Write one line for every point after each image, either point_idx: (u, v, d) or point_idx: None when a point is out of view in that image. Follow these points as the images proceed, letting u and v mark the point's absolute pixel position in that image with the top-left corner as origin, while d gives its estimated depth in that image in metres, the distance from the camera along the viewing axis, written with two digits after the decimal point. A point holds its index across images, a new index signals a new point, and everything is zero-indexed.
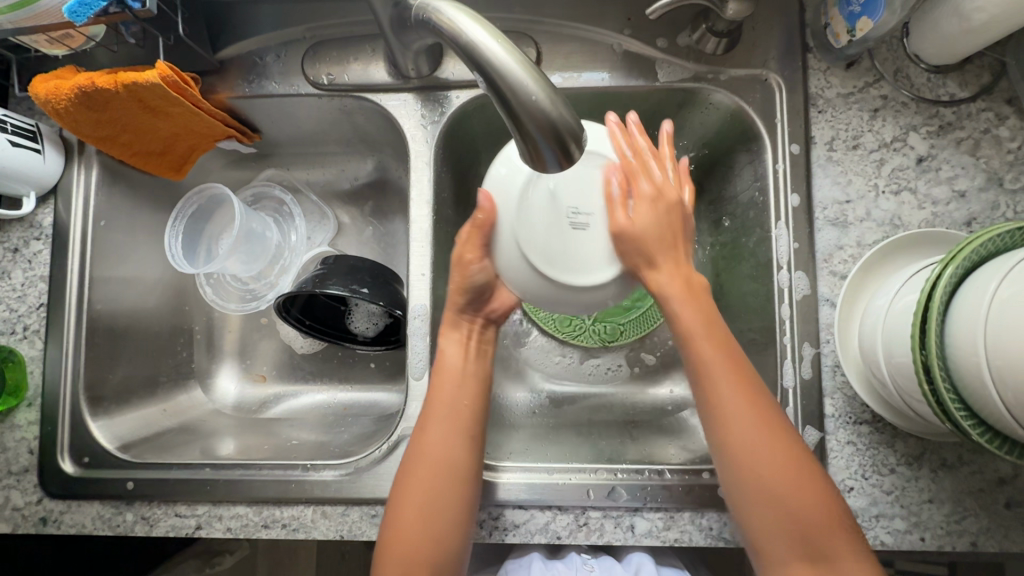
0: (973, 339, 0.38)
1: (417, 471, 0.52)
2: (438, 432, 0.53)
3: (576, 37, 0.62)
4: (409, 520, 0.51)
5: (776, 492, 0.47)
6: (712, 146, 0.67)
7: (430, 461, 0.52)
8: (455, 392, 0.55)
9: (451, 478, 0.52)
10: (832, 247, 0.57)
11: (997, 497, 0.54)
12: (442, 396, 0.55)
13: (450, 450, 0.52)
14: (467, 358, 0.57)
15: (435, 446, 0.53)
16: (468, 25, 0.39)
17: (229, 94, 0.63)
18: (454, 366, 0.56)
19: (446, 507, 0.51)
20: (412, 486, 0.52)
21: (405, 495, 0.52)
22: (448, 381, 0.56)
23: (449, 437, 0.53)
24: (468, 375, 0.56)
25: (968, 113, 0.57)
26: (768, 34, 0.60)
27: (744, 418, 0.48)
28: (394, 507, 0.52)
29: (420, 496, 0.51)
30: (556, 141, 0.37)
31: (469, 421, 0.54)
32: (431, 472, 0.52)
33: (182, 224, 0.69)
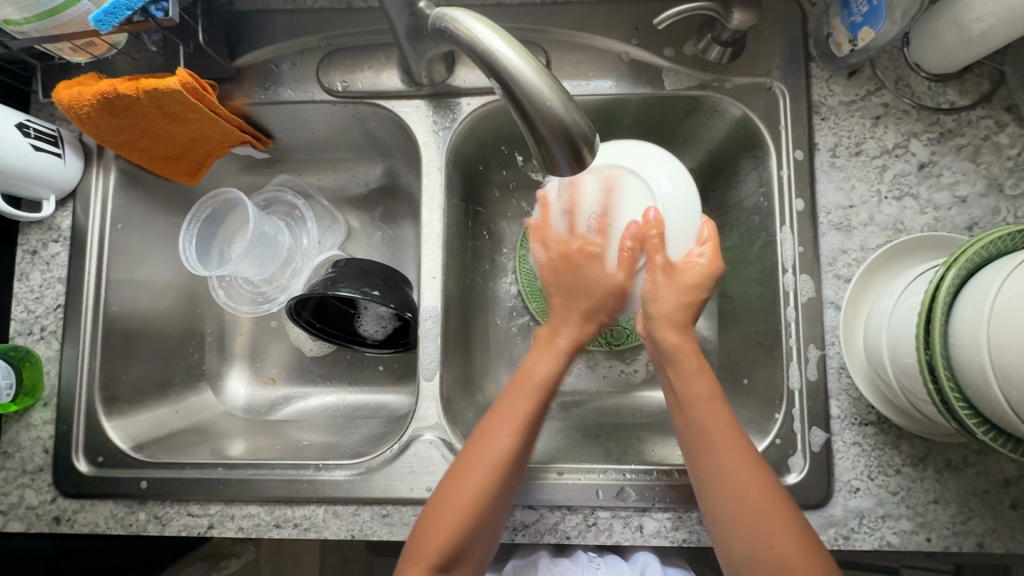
0: (977, 339, 0.39)
1: (474, 472, 0.50)
2: (504, 439, 0.52)
3: (585, 46, 0.63)
4: (455, 513, 0.49)
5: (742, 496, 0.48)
6: (717, 153, 0.68)
7: (489, 458, 0.51)
8: (535, 399, 0.54)
9: (506, 485, 0.51)
10: (836, 250, 0.58)
11: (1002, 498, 0.54)
12: (521, 401, 0.54)
13: (516, 452, 0.51)
14: (553, 367, 0.56)
15: (498, 443, 0.51)
16: (484, 33, 0.40)
17: (245, 101, 0.65)
18: (544, 370, 0.56)
19: (493, 505, 0.50)
20: (465, 478, 0.50)
21: (461, 485, 0.50)
22: (526, 385, 0.55)
23: (515, 444, 0.52)
24: (548, 383, 0.55)
25: (968, 120, 0.59)
26: (772, 44, 0.62)
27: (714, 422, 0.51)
28: (441, 499, 0.50)
29: (474, 490, 0.50)
30: (569, 145, 0.39)
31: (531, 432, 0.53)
32: (492, 468, 0.50)
33: (196, 227, 0.71)
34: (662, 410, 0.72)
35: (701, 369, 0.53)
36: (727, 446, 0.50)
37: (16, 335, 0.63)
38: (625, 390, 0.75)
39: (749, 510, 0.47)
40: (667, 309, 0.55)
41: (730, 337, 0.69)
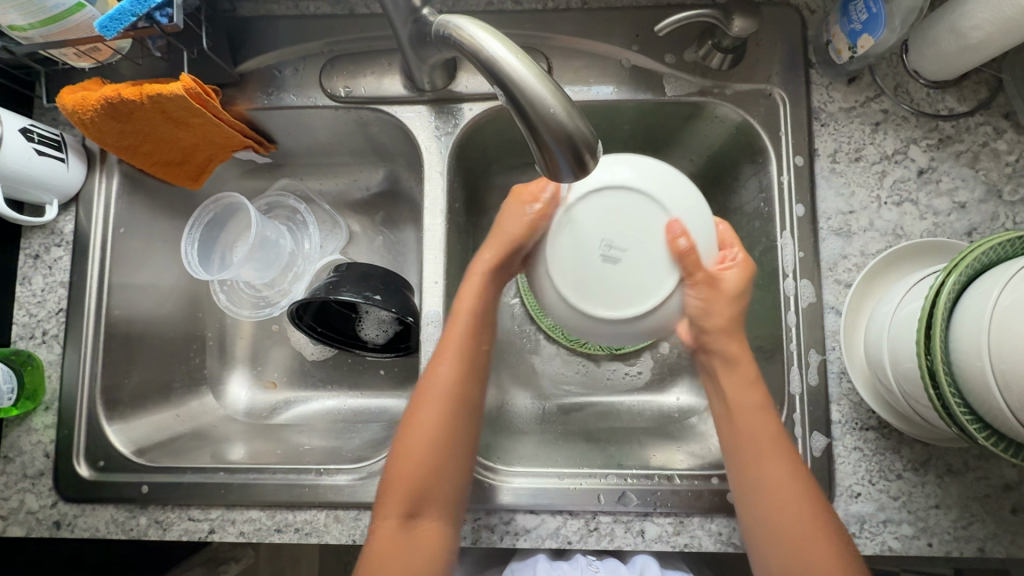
0: (978, 345, 0.39)
1: (425, 407, 0.55)
2: (448, 371, 0.56)
3: (586, 52, 0.64)
4: (417, 448, 0.54)
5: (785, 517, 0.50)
6: (717, 158, 0.69)
7: (436, 394, 0.55)
8: (468, 330, 0.58)
9: (457, 410, 0.55)
10: (836, 256, 0.59)
11: (1002, 502, 0.55)
12: (457, 331, 0.58)
13: (459, 383, 0.56)
14: (482, 295, 0.59)
15: (442, 378, 0.56)
16: (488, 41, 0.41)
17: (248, 106, 0.65)
18: (473, 304, 0.59)
19: (454, 439, 0.54)
20: (420, 417, 0.55)
21: (416, 423, 0.55)
22: (461, 325, 0.58)
23: (458, 373, 0.56)
24: (483, 315, 0.59)
25: (967, 127, 0.59)
26: (772, 50, 0.62)
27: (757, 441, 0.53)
28: (402, 439, 0.55)
29: (430, 425, 0.54)
30: (571, 152, 0.39)
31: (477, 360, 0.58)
32: (440, 402, 0.55)
33: (198, 232, 0.71)
34: (662, 415, 0.72)
35: (754, 383, 0.55)
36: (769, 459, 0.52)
37: (17, 339, 0.63)
38: (625, 395, 0.75)
39: (789, 524, 0.50)
40: (719, 321, 0.55)
41: None
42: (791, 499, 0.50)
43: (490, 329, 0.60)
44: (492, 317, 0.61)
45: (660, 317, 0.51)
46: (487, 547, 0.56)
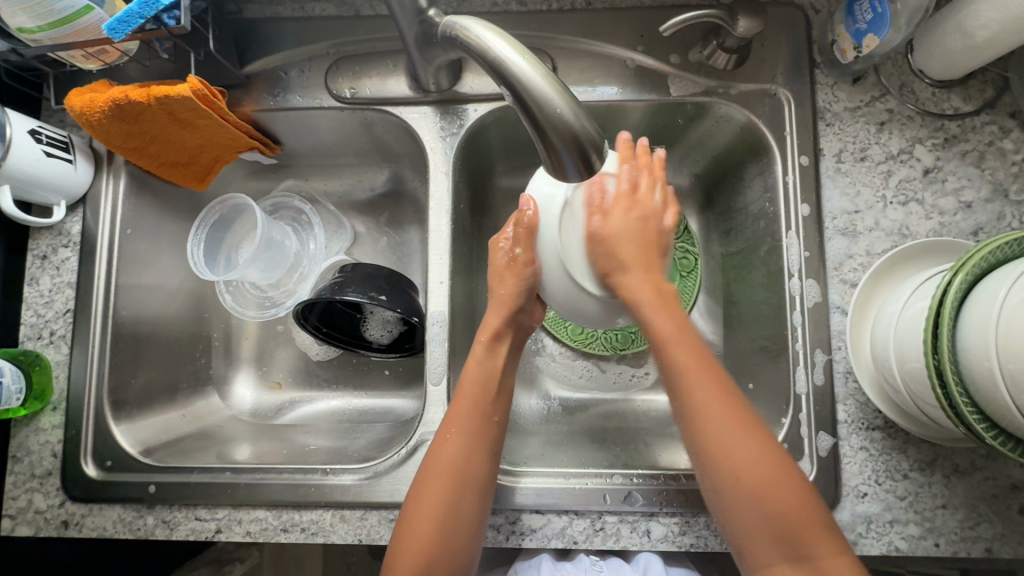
0: (986, 344, 0.39)
1: (433, 478, 0.53)
2: (456, 442, 0.54)
3: (590, 52, 0.64)
4: (422, 521, 0.51)
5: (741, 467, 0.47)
6: (722, 158, 0.69)
7: (443, 463, 0.53)
8: (477, 398, 0.57)
9: (467, 483, 0.52)
10: (842, 255, 0.59)
11: (1009, 503, 0.54)
12: (466, 404, 0.56)
13: (467, 453, 0.54)
14: (489, 363, 0.59)
15: (450, 446, 0.54)
16: (495, 42, 0.41)
17: (254, 108, 0.65)
18: (479, 369, 0.58)
19: (461, 511, 0.51)
20: (426, 490, 0.52)
21: (421, 496, 0.52)
22: (468, 391, 0.57)
23: (468, 445, 0.54)
24: (492, 379, 0.58)
25: (973, 126, 0.59)
26: (776, 50, 0.62)
27: (703, 393, 0.49)
28: (406, 512, 0.52)
29: (434, 495, 0.52)
30: (578, 152, 0.39)
31: (489, 432, 0.56)
32: (445, 470, 0.53)
33: (204, 233, 0.71)
34: (668, 415, 0.72)
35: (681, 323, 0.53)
36: (706, 386, 0.49)
37: (25, 340, 0.64)
38: (630, 394, 0.75)
39: (753, 472, 0.46)
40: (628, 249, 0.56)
41: (736, 341, 0.69)
42: (739, 430, 0.48)
43: (505, 397, 0.59)
44: (503, 380, 0.59)
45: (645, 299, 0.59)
46: (493, 546, 0.56)
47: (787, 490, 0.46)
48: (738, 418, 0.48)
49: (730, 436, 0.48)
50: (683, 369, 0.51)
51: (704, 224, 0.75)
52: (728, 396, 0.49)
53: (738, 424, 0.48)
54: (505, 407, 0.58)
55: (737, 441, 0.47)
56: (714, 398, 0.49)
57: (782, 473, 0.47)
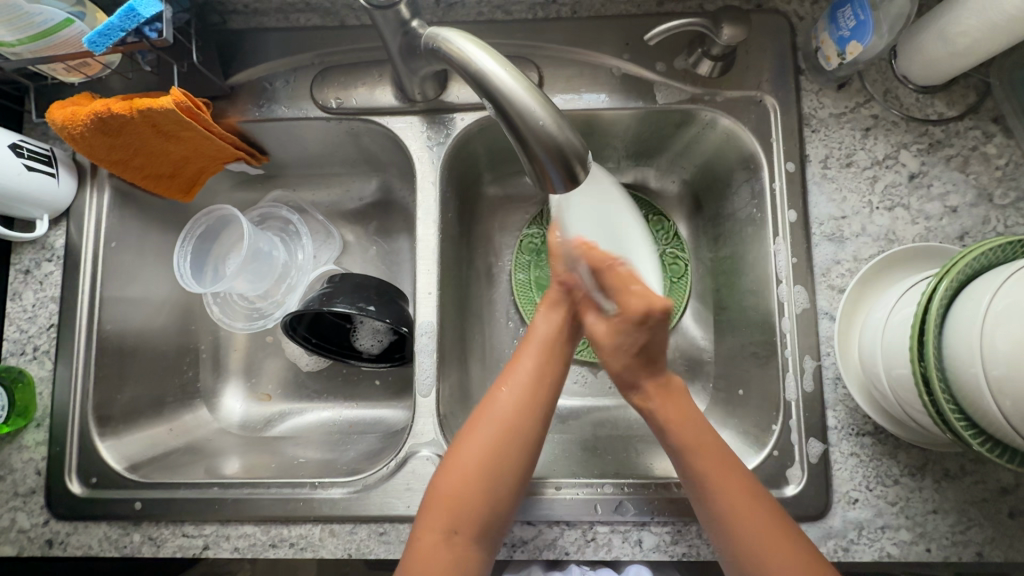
0: (970, 352, 0.39)
1: (487, 429, 0.52)
2: (510, 399, 0.53)
3: (577, 61, 0.64)
4: (462, 471, 0.50)
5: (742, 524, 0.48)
6: (710, 165, 0.69)
7: (492, 420, 0.52)
8: (536, 365, 0.55)
9: (515, 444, 0.51)
10: (830, 261, 0.59)
11: (999, 507, 0.54)
12: (524, 362, 0.55)
13: (518, 417, 0.52)
14: (549, 327, 0.57)
15: (501, 407, 0.52)
16: (477, 54, 0.41)
17: (240, 119, 0.65)
18: (539, 336, 0.56)
19: (505, 468, 0.51)
20: (470, 442, 0.51)
21: (468, 443, 0.52)
22: (526, 358, 0.55)
23: (520, 404, 0.53)
24: (551, 349, 0.55)
25: (957, 131, 0.60)
26: (761, 58, 0.62)
27: (708, 460, 0.51)
28: (449, 461, 0.51)
29: (477, 450, 0.51)
30: (562, 164, 0.39)
31: (542, 396, 0.53)
32: (496, 430, 0.51)
33: (191, 244, 0.70)
34: None
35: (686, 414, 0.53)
36: (714, 465, 0.50)
37: (8, 356, 0.63)
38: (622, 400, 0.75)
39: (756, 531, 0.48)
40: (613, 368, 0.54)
41: (726, 346, 0.69)
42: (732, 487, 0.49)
43: (563, 364, 0.56)
44: (564, 351, 0.56)
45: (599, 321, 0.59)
46: None
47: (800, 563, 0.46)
48: (748, 495, 0.49)
49: (734, 500, 0.49)
50: (690, 443, 0.51)
51: (693, 230, 0.75)
52: (733, 475, 0.50)
53: (742, 484, 0.50)
54: (561, 374, 0.56)
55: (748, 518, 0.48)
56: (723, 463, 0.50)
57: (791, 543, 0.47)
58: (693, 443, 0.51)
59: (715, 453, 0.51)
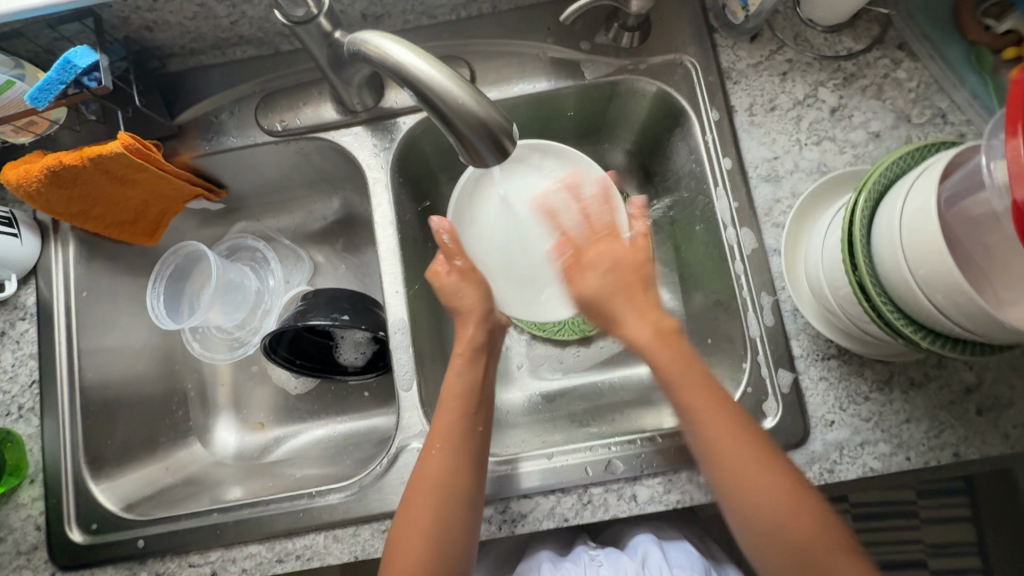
0: (896, 253, 0.42)
1: (422, 492, 0.52)
2: (438, 461, 0.53)
3: (505, 51, 0.67)
4: (415, 529, 0.51)
5: (760, 495, 0.46)
6: (648, 131, 0.72)
7: (429, 482, 0.52)
8: (458, 407, 0.56)
9: (448, 498, 0.52)
10: (770, 201, 0.61)
11: (967, 406, 0.57)
12: (446, 418, 0.55)
13: (451, 471, 0.53)
14: (471, 376, 0.58)
15: (434, 465, 0.53)
16: (394, 49, 0.44)
17: (191, 155, 0.67)
18: (460, 382, 0.58)
19: (449, 522, 0.51)
20: (415, 497, 0.52)
21: (409, 515, 0.52)
22: (455, 394, 0.57)
23: (447, 463, 0.53)
24: (474, 393, 0.57)
25: (867, 63, 0.63)
26: (675, 22, 0.66)
27: (715, 428, 0.48)
28: (397, 528, 0.52)
29: (421, 519, 0.51)
30: (488, 138, 0.43)
31: (471, 446, 0.54)
32: (431, 498, 0.52)
33: (162, 285, 0.72)
34: (643, 384, 0.74)
35: (711, 385, 0.50)
36: (725, 434, 0.48)
37: None
38: (607, 370, 0.77)
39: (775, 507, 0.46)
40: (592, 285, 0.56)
41: (694, 301, 0.72)
42: (750, 468, 0.47)
43: (487, 407, 0.58)
44: (484, 409, 0.57)
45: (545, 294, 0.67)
46: (487, 538, 0.57)
47: (792, 500, 0.46)
48: (750, 459, 0.47)
49: (750, 483, 0.47)
50: (708, 422, 0.48)
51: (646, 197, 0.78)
52: (754, 454, 0.47)
53: (744, 445, 0.48)
54: (488, 419, 0.57)
55: (741, 470, 0.47)
56: (737, 446, 0.47)
57: (781, 477, 0.47)
58: (708, 419, 0.48)
59: (647, 314, 0.53)
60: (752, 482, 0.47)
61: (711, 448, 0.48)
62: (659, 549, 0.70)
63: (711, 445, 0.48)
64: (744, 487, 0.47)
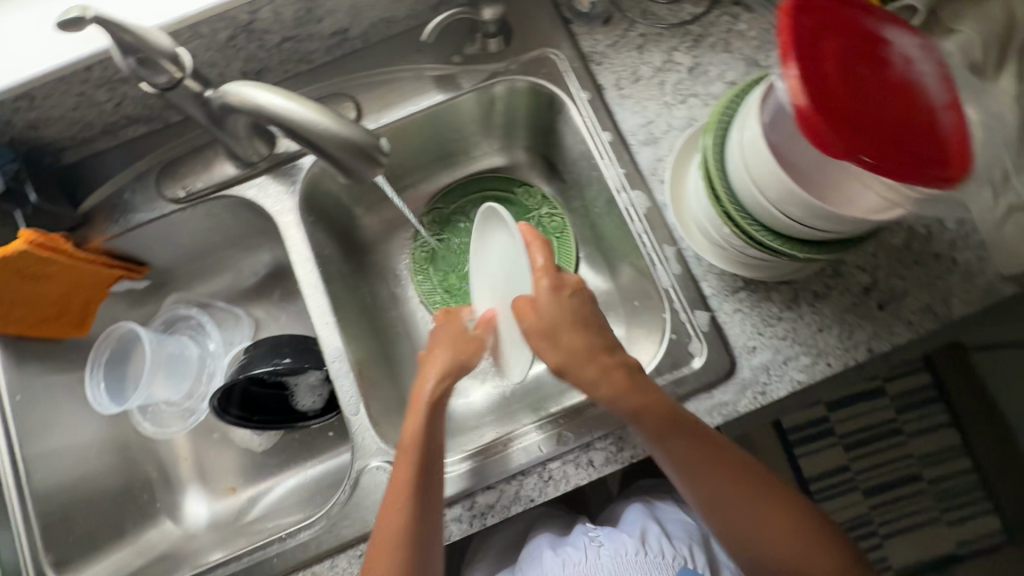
0: (746, 179, 0.47)
1: (383, 550, 0.52)
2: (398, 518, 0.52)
3: (385, 78, 0.71)
4: None
5: (766, 537, 0.53)
6: (538, 124, 0.77)
7: (391, 543, 0.52)
8: (419, 462, 0.54)
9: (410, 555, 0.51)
10: (653, 161, 0.66)
11: (868, 303, 0.62)
12: (404, 474, 0.54)
13: (411, 527, 0.52)
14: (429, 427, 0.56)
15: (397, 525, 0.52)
16: (253, 93, 0.48)
17: (102, 239, 0.68)
18: (417, 436, 0.55)
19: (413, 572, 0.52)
20: (378, 558, 0.52)
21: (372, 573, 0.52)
22: (410, 447, 0.55)
23: (407, 520, 0.52)
24: (432, 442, 0.56)
25: (710, 22, 0.69)
26: (534, 21, 0.71)
27: (720, 487, 0.53)
28: None
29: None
30: (357, 154, 0.47)
31: (428, 498, 0.53)
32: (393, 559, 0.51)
33: (100, 372, 0.73)
34: None
35: (714, 445, 0.54)
36: (729, 487, 0.53)
37: None
38: None
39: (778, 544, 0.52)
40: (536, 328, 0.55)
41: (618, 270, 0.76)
42: (755, 512, 0.53)
43: (442, 454, 0.56)
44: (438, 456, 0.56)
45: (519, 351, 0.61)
46: (461, 536, 0.58)
47: (789, 528, 0.53)
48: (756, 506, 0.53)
49: (760, 527, 0.53)
50: (713, 480, 0.53)
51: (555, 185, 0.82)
52: (760, 501, 0.53)
53: (748, 492, 0.54)
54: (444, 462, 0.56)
55: (751, 514, 0.53)
56: (741, 496, 0.53)
57: (778, 511, 0.53)
58: (712, 479, 0.53)
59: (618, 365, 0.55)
60: (761, 526, 0.53)
61: (720, 500, 0.53)
62: (657, 521, 0.74)
63: (719, 499, 0.54)
64: (752, 530, 0.53)
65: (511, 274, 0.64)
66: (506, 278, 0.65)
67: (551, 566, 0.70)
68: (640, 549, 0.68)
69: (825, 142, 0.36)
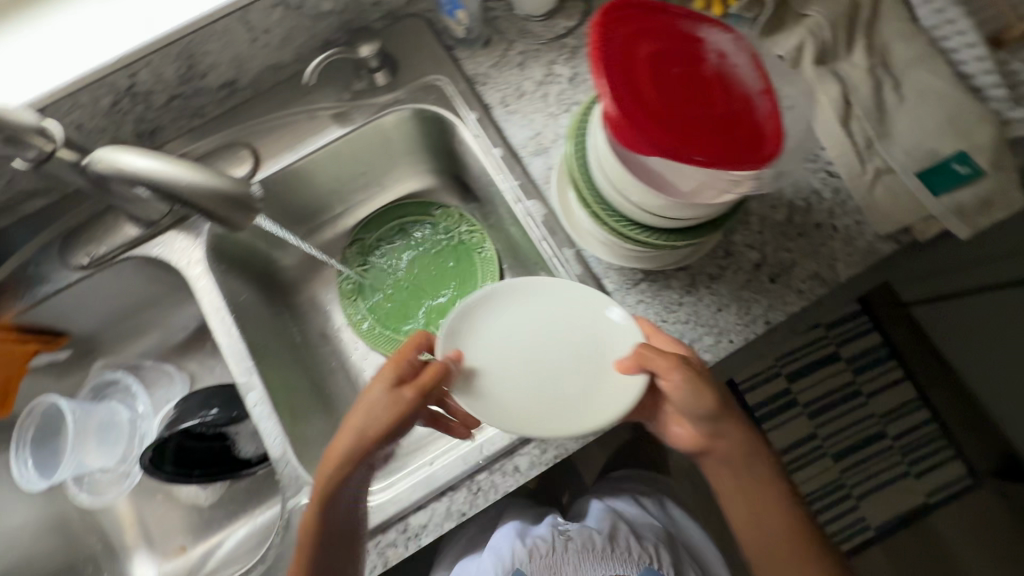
0: (605, 179, 0.49)
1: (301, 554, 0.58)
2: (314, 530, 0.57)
3: (280, 122, 0.72)
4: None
5: (778, 553, 0.59)
6: (440, 147, 0.79)
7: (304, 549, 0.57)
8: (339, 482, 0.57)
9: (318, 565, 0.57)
10: (545, 170, 0.69)
11: (761, 278, 0.65)
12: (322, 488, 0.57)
13: (325, 538, 0.57)
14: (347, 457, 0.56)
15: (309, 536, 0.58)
16: (116, 156, 0.49)
17: (10, 315, 0.68)
18: (336, 461, 0.56)
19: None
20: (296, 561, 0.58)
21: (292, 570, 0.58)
22: (329, 466, 0.57)
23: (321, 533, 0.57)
24: (353, 465, 0.57)
25: (584, 34, 0.73)
26: (418, 51, 0.74)
27: (751, 501, 0.60)
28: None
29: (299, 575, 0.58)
30: (226, 201, 0.49)
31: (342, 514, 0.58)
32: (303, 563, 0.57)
33: (27, 450, 0.74)
34: None
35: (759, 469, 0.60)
36: (763, 502, 0.59)
37: None
38: None
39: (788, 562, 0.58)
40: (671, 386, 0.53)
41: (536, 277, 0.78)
42: (778, 530, 0.59)
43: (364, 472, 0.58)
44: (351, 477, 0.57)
45: (585, 414, 0.53)
46: (396, 560, 0.58)
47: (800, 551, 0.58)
48: (778, 526, 0.59)
49: (776, 543, 0.59)
50: (750, 495, 0.60)
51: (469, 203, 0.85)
52: (781, 523, 0.59)
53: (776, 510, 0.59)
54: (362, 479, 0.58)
55: (772, 528, 0.59)
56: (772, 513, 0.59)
57: (792, 535, 0.59)
58: (749, 493, 0.59)
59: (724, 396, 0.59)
60: (778, 542, 0.59)
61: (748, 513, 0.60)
62: (624, 520, 0.82)
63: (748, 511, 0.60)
64: (766, 543, 0.59)
65: (552, 339, 0.57)
66: (545, 344, 0.57)
67: (519, 556, 0.77)
68: (607, 545, 0.77)
69: (635, 143, 0.39)
